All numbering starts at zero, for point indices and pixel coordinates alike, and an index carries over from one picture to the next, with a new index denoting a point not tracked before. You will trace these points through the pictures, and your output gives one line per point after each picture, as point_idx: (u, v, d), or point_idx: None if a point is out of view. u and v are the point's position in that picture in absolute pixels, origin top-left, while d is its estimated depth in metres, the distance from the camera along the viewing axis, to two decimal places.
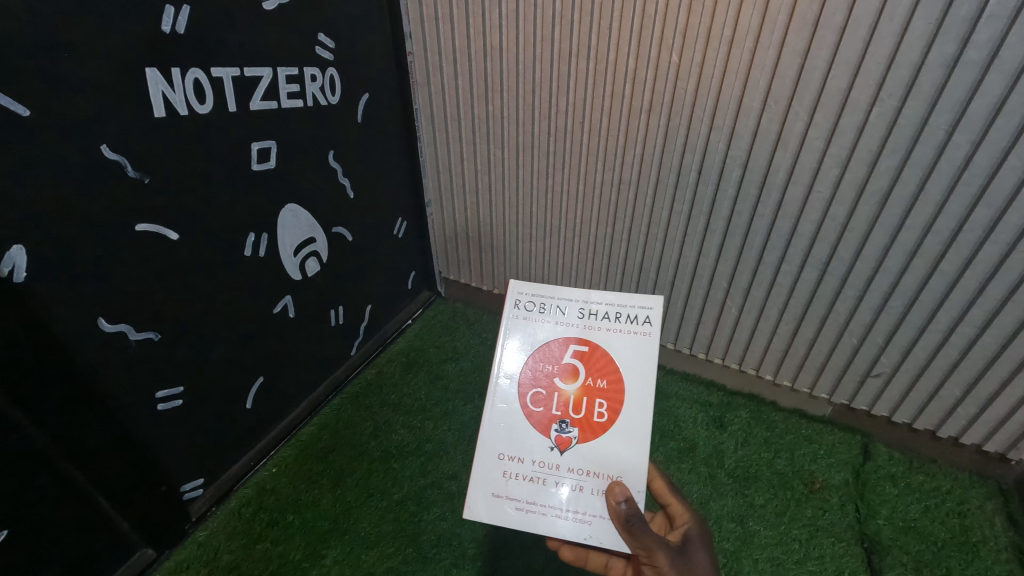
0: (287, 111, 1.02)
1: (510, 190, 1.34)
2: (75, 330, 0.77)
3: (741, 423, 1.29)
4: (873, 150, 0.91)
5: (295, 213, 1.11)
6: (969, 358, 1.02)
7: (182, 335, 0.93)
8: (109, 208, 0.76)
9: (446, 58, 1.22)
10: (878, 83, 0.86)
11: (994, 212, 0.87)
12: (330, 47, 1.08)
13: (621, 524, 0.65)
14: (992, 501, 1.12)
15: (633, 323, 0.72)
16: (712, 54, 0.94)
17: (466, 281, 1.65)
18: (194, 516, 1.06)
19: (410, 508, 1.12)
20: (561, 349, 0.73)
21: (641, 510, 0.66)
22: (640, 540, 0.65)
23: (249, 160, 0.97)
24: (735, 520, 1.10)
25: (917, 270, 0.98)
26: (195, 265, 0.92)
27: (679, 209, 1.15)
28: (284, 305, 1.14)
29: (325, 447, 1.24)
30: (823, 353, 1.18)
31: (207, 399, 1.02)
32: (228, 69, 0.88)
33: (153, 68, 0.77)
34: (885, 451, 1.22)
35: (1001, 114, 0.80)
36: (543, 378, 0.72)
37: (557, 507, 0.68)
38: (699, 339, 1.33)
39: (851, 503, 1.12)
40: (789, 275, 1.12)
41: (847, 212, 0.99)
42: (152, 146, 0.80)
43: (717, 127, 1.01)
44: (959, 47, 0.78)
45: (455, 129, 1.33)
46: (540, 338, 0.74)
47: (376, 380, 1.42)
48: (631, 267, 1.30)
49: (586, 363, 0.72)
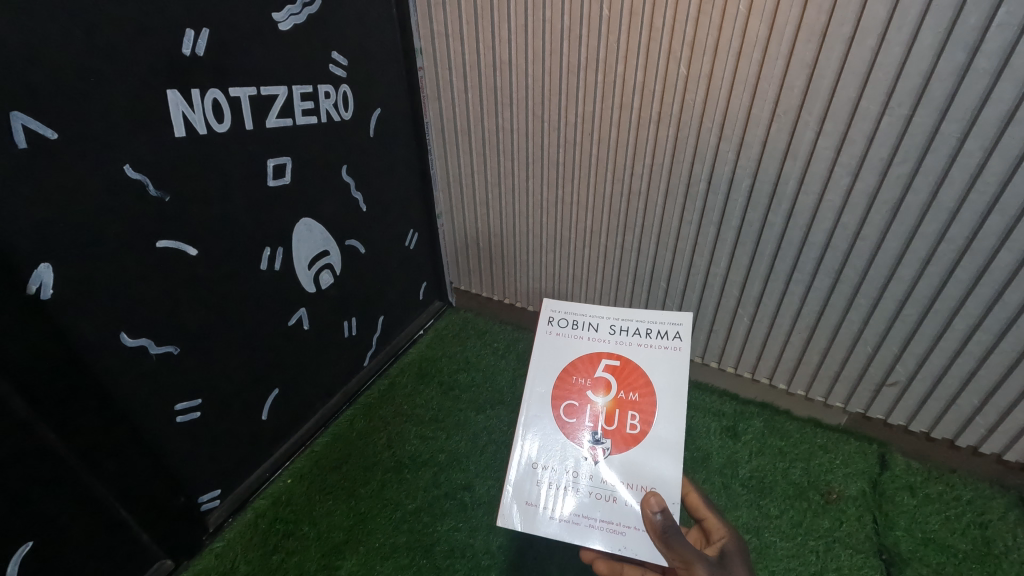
0: (302, 127, 1.04)
1: (520, 201, 1.35)
2: (98, 343, 0.79)
3: (755, 432, 1.28)
4: (884, 158, 0.91)
5: (310, 227, 1.13)
6: (988, 366, 1.00)
7: (201, 348, 0.95)
8: (130, 226, 0.79)
9: (456, 72, 1.24)
10: (887, 93, 0.86)
11: (1009, 219, 0.87)
12: (343, 64, 1.10)
13: (658, 536, 0.64)
14: (1015, 512, 1.10)
15: (665, 337, 0.73)
16: (720, 66, 0.95)
17: (477, 291, 1.66)
18: (211, 527, 1.08)
19: (423, 519, 1.12)
20: (596, 363, 0.74)
21: (676, 522, 0.65)
22: (676, 552, 0.64)
23: (265, 177, 0.99)
24: (750, 531, 1.09)
25: (931, 278, 0.98)
26: (213, 280, 0.94)
27: (690, 219, 1.16)
28: (298, 317, 1.16)
29: (339, 458, 1.25)
30: (837, 361, 1.17)
31: (223, 411, 1.04)
32: (245, 89, 0.91)
33: (174, 89, 0.80)
34: (903, 461, 1.21)
35: (1013, 122, 0.80)
36: (578, 391, 0.73)
37: (596, 512, 0.68)
38: (711, 348, 1.33)
39: (868, 514, 1.11)
40: (801, 284, 1.11)
41: (859, 220, 0.99)
42: (173, 165, 0.82)
43: (726, 137, 1.02)
44: (969, 56, 0.79)
45: (466, 142, 1.34)
46: (574, 352, 0.76)
47: (389, 391, 1.42)
48: (642, 276, 1.31)
49: (622, 376, 0.73)
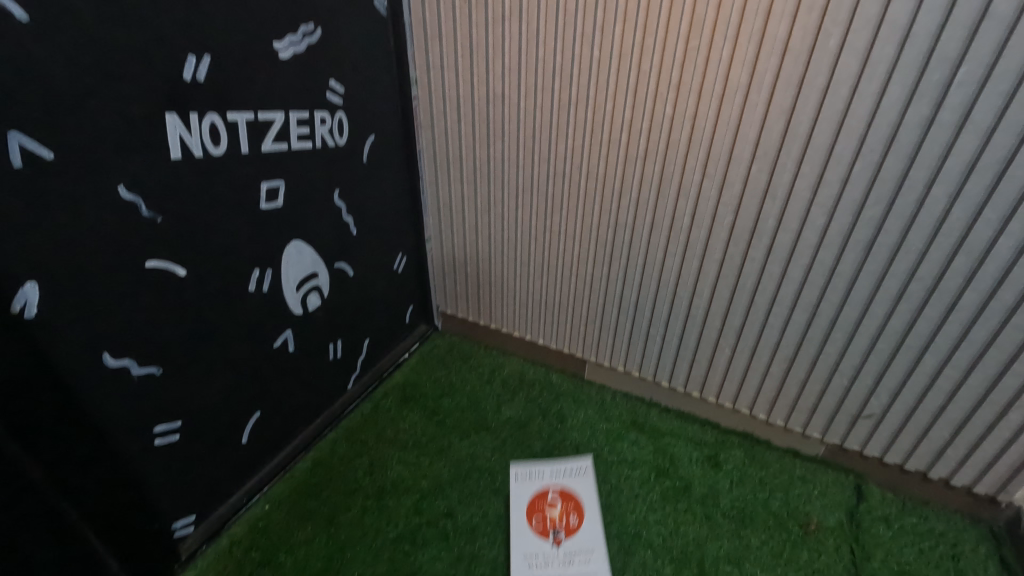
0: (296, 152, 1.06)
1: (509, 229, 1.38)
2: (81, 364, 0.78)
3: (736, 462, 1.30)
4: (857, 200, 0.96)
5: (300, 250, 1.13)
6: (957, 401, 1.04)
7: (184, 369, 0.94)
8: (121, 246, 0.78)
9: (449, 103, 1.27)
10: (860, 140, 0.91)
11: (973, 262, 0.92)
12: (339, 92, 1.13)
13: None
14: (985, 544, 1.13)
15: (580, 471, 1.25)
16: (704, 107, 1.00)
17: (462, 316, 1.66)
18: (184, 554, 1.05)
19: (405, 548, 1.11)
20: (546, 495, 1.21)
21: None
22: None
23: (257, 199, 0.99)
24: (730, 562, 1.10)
25: (902, 315, 1.02)
26: (200, 301, 0.93)
27: (674, 251, 1.19)
28: (284, 339, 1.15)
29: (319, 484, 1.22)
30: (815, 393, 1.20)
31: (203, 434, 1.02)
32: (243, 114, 0.92)
33: (172, 113, 0.81)
34: (878, 492, 1.23)
35: (974, 171, 0.85)
36: (539, 511, 1.17)
37: None
38: (693, 377, 1.35)
39: (845, 545, 1.13)
40: (780, 317, 1.15)
41: (834, 258, 1.03)
42: (168, 186, 0.83)
43: (709, 175, 1.06)
44: (933, 110, 0.84)
45: (457, 169, 1.37)
46: (533, 491, 1.22)
47: (373, 415, 1.41)
48: (626, 305, 1.33)
49: (563, 500, 1.20)
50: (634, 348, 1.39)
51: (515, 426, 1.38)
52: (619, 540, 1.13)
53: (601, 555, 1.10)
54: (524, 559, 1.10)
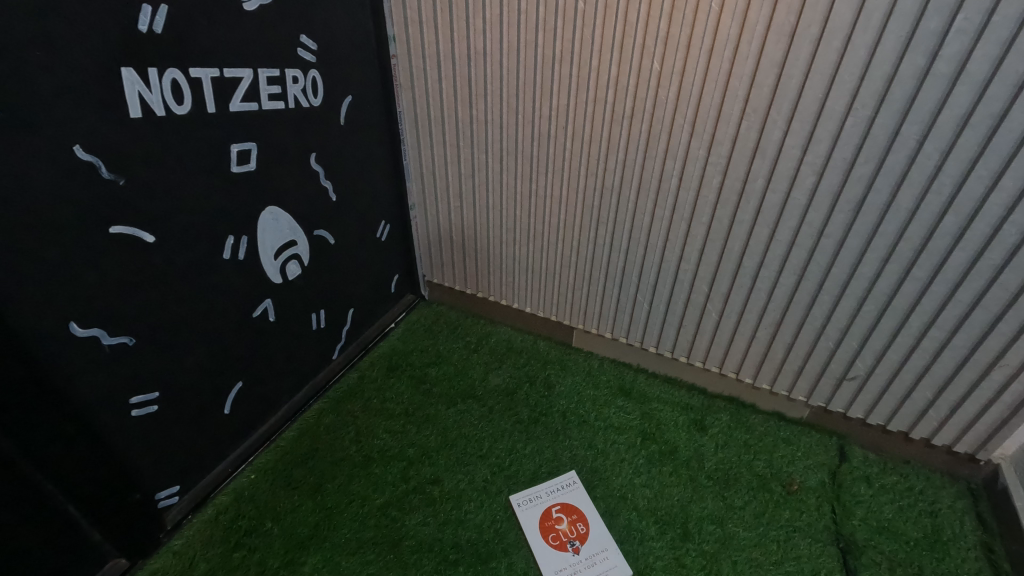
0: (268, 112, 1.01)
1: (494, 194, 1.34)
2: (46, 333, 0.75)
3: (721, 426, 1.31)
4: (848, 158, 0.93)
5: (276, 216, 1.10)
6: (941, 361, 1.04)
7: (158, 339, 0.92)
8: (81, 209, 0.75)
9: (429, 61, 1.22)
10: (852, 94, 0.88)
11: (962, 220, 0.90)
12: (312, 49, 1.07)
13: None
14: (962, 501, 1.15)
15: (575, 481, 1.18)
16: (693, 62, 0.96)
17: (449, 285, 1.63)
18: (169, 524, 1.04)
19: (392, 514, 1.11)
20: (551, 514, 1.11)
21: None
22: None
23: (228, 162, 0.95)
24: (714, 521, 1.11)
25: (890, 275, 1.01)
26: (171, 269, 0.90)
27: (661, 215, 1.17)
28: (264, 308, 1.13)
29: (306, 453, 1.22)
30: (800, 357, 1.20)
31: (182, 405, 1.00)
32: (208, 70, 0.87)
33: (129, 67, 0.76)
34: (860, 453, 1.25)
35: (968, 125, 0.83)
36: (547, 531, 1.08)
37: None
38: (680, 343, 1.34)
39: (827, 504, 1.15)
40: (768, 280, 1.14)
41: (823, 219, 1.01)
42: (129, 146, 0.79)
43: (698, 134, 1.03)
44: (928, 61, 0.81)
45: (440, 132, 1.32)
46: (537, 512, 1.12)
47: (359, 384, 1.40)
48: (614, 271, 1.31)
49: (568, 513, 1.11)
50: (621, 314, 1.38)
51: (503, 393, 1.38)
52: (605, 503, 1.14)
53: (618, 550, 1.06)
54: (511, 523, 1.10)
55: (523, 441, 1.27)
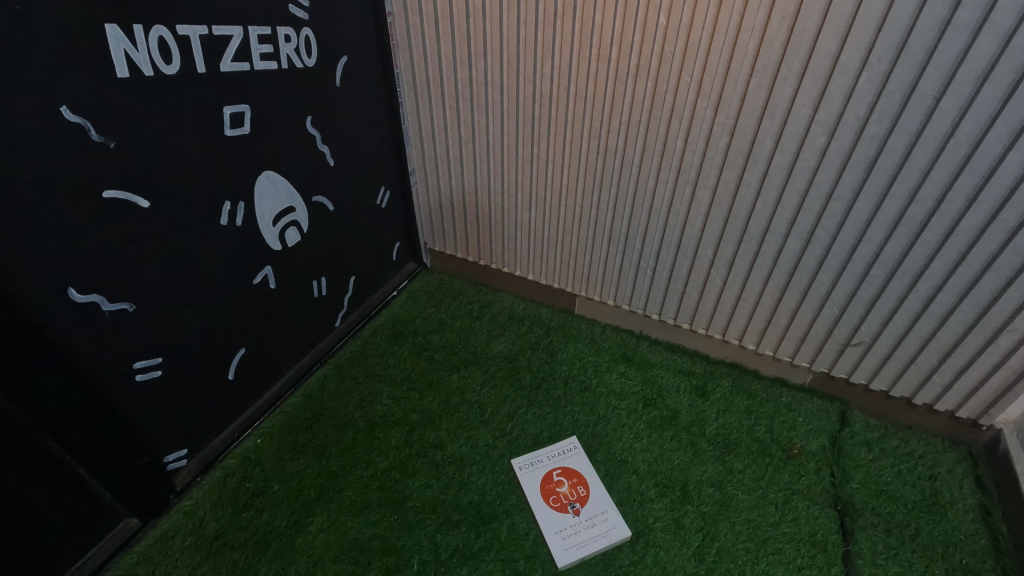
0: (261, 73, 0.98)
1: (496, 158, 1.31)
2: (43, 298, 0.75)
3: (722, 392, 1.31)
4: (860, 116, 0.90)
5: (273, 181, 1.08)
6: (947, 327, 1.03)
7: (159, 305, 0.92)
8: (72, 173, 0.74)
9: (427, 18, 1.17)
10: (868, 47, 0.84)
11: (978, 180, 0.87)
12: (303, 6, 1.03)
13: None
14: (962, 466, 1.16)
15: (576, 446, 1.19)
16: (700, 17, 0.92)
17: (451, 252, 1.62)
18: (178, 486, 1.07)
19: (394, 476, 1.13)
20: (551, 477, 1.13)
21: None
22: None
23: (222, 125, 0.93)
24: (713, 484, 1.12)
25: (899, 238, 0.99)
26: (168, 234, 0.89)
27: (665, 177, 1.14)
28: (264, 275, 1.12)
29: (310, 418, 1.23)
30: (805, 323, 1.19)
31: (186, 370, 1.01)
32: (195, 27, 0.84)
33: (113, 24, 0.73)
34: (861, 418, 1.25)
35: (989, 79, 0.79)
36: (548, 494, 1.10)
37: None
38: (683, 310, 1.33)
39: (826, 468, 1.15)
40: (773, 245, 1.12)
41: (832, 181, 0.99)
42: (117, 107, 0.76)
43: (705, 93, 0.99)
44: (951, 10, 0.77)
45: (439, 95, 1.28)
46: (537, 476, 1.13)
47: (362, 351, 1.40)
48: (616, 236, 1.29)
49: (569, 476, 1.13)
50: (625, 279, 1.37)
51: (504, 360, 1.38)
52: (606, 467, 1.16)
53: (617, 511, 1.07)
54: (513, 485, 1.12)
55: (525, 407, 1.27)
